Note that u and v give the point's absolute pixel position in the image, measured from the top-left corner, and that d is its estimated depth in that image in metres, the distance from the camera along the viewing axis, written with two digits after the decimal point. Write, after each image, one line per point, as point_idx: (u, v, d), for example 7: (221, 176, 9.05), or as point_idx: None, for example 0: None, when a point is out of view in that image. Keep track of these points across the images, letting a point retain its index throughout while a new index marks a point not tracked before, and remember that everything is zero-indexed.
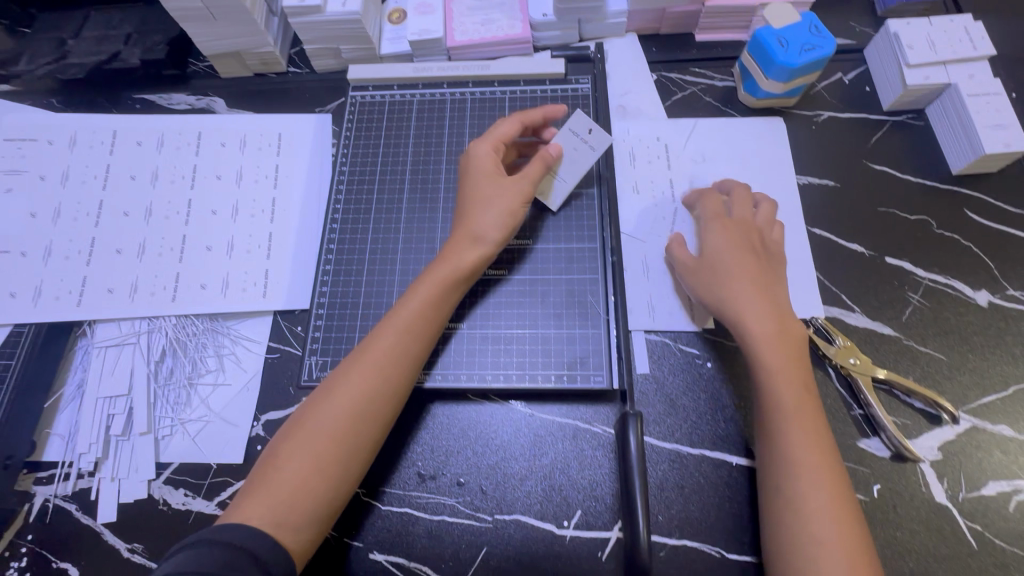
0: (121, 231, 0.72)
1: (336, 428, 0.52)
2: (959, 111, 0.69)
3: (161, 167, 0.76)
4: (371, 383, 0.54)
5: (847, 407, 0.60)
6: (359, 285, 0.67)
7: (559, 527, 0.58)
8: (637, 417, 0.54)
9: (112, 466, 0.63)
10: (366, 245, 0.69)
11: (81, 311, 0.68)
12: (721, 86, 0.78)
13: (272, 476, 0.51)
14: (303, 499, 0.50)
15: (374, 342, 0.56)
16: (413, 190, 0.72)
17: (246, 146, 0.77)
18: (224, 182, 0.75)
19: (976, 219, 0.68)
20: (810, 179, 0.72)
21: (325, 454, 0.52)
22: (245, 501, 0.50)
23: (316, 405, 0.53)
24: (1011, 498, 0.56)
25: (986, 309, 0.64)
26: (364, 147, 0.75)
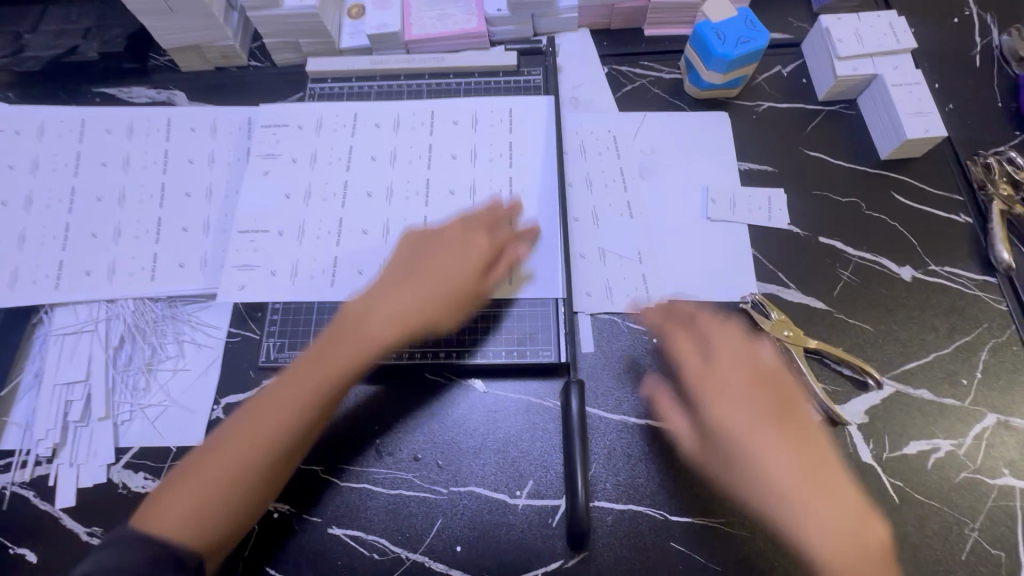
0: (97, 216, 0.72)
1: (254, 444, 0.54)
2: (885, 101, 0.74)
3: (133, 153, 0.76)
4: (298, 403, 0.56)
5: (782, 376, 0.64)
6: (317, 268, 0.69)
7: (511, 497, 0.61)
8: (581, 387, 0.59)
9: (70, 451, 0.63)
10: (327, 228, 0.71)
11: (62, 294, 0.68)
12: (668, 78, 0.82)
13: (186, 484, 0.52)
14: (222, 505, 0.52)
15: (305, 366, 0.58)
16: (373, 177, 0.74)
17: (216, 131, 0.78)
18: (196, 166, 0.76)
19: (902, 201, 0.73)
20: (751, 165, 0.76)
21: (242, 464, 0.53)
22: (166, 495, 0.52)
23: (243, 415, 0.55)
24: (929, 456, 0.60)
25: (909, 283, 0.69)
26: (327, 134, 0.76)
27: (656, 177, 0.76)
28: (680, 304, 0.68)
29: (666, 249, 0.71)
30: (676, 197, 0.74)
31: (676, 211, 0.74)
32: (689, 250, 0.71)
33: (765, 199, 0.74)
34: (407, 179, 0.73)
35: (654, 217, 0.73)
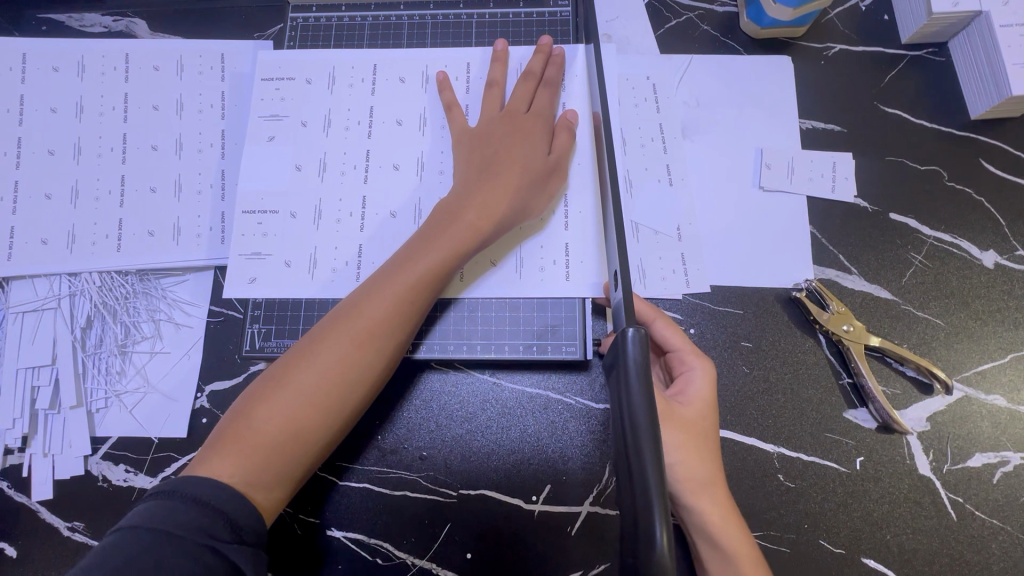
0: (50, 173, 0.62)
1: (316, 395, 0.45)
2: (987, 46, 0.61)
3: (87, 97, 0.64)
4: (360, 350, 0.47)
5: (836, 376, 0.57)
6: (339, 260, 0.59)
7: (526, 502, 0.56)
8: (644, 329, 0.36)
9: (43, 441, 0.57)
10: (348, 210, 0.60)
11: (14, 265, 0.59)
12: (722, 12, 0.68)
13: (247, 430, 0.43)
14: (279, 463, 0.43)
15: (367, 300, 0.48)
16: (400, 145, 0.61)
17: (182, 70, 0.66)
18: (161, 113, 0.64)
19: (992, 171, 0.62)
20: (815, 124, 0.64)
21: (302, 420, 0.44)
22: (210, 456, 0.43)
23: (302, 358, 0.46)
24: (996, 470, 0.54)
25: (991, 271, 0.59)
26: (341, 91, 0.63)
27: (701, 138, 0.64)
28: (722, 291, 0.60)
29: (710, 226, 0.61)
30: (724, 163, 0.63)
31: (723, 180, 0.63)
32: (737, 226, 0.61)
33: (830, 165, 0.62)
34: (434, 144, 0.61)
35: (698, 186, 0.63)
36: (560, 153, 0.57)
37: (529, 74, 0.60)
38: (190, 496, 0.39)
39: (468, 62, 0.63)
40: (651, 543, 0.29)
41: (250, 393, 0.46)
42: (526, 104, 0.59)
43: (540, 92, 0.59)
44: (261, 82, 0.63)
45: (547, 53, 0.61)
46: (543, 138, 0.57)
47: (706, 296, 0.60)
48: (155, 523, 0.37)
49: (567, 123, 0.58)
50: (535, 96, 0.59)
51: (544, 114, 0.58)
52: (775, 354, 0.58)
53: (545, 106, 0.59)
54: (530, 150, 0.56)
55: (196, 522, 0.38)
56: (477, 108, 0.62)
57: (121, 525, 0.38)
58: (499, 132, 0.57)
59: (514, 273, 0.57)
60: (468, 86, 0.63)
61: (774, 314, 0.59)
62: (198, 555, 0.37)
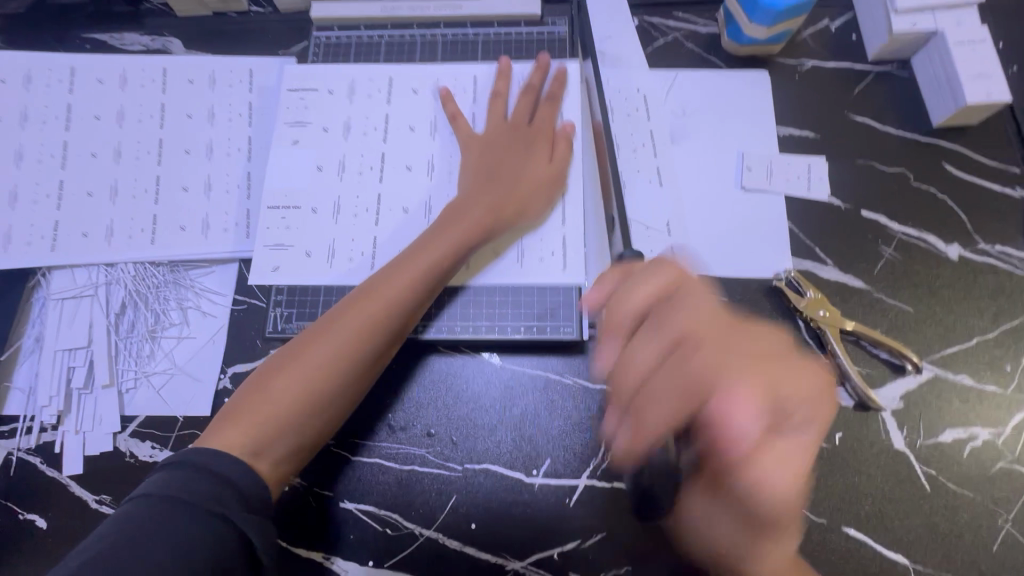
0: (91, 173, 0.68)
1: (325, 375, 0.50)
2: (945, 61, 0.67)
3: (126, 106, 0.71)
4: (366, 335, 0.52)
5: (815, 358, 0.61)
6: (355, 249, 0.64)
7: (527, 475, 0.59)
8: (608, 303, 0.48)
9: (76, 419, 0.62)
10: (363, 207, 0.65)
11: (56, 257, 0.64)
12: (705, 32, 0.75)
13: (260, 403, 0.49)
14: (291, 435, 0.49)
15: (379, 287, 0.54)
16: (412, 148, 0.67)
17: (215, 83, 0.72)
18: (195, 121, 0.71)
19: (954, 173, 0.68)
20: (792, 131, 0.70)
21: (312, 395, 0.50)
22: (224, 426, 0.47)
23: (313, 339, 0.51)
24: (966, 444, 0.58)
25: (956, 263, 0.64)
26: (359, 100, 0.69)
27: (688, 143, 0.70)
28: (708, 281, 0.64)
29: (697, 222, 0.67)
30: (709, 165, 0.69)
31: (708, 181, 0.69)
32: (720, 222, 0.67)
33: (805, 167, 0.68)
34: (443, 147, 0.67)
35: (685, 186, 0.68)
36: (560, 161, 0.64)
37: (530, 87, 0.67)
38: (200, 466, 0.43)
39: (474, 75, 0.70)
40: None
41: (259, 375, 0.51)
42: (528, 116, 0.66)
43: (541, 105, 0.66)
44: (287, 95, 0.69)
45: (547, 69, 0.68)
46: (545, 146, 0.64)
47: None
48: (167, 492, 0.41)
49: (566, 133, 0.65)
50: (535, 110, 0.66)
51: (545, 125, 0.65)
52: None
53: (546, 117, 0.66)
54: (527, 161, 0.63)
55: (206, 491, 0.42)
56: (482, 115, 0.68)
57: (144, 487, 0.42)
58: (502, 138, 0.64)
59: (515, 266, 0.63)
60: (473, 96, 0.69)
61: (757, 301, 0.63)
62: (202, 519, 0.40)
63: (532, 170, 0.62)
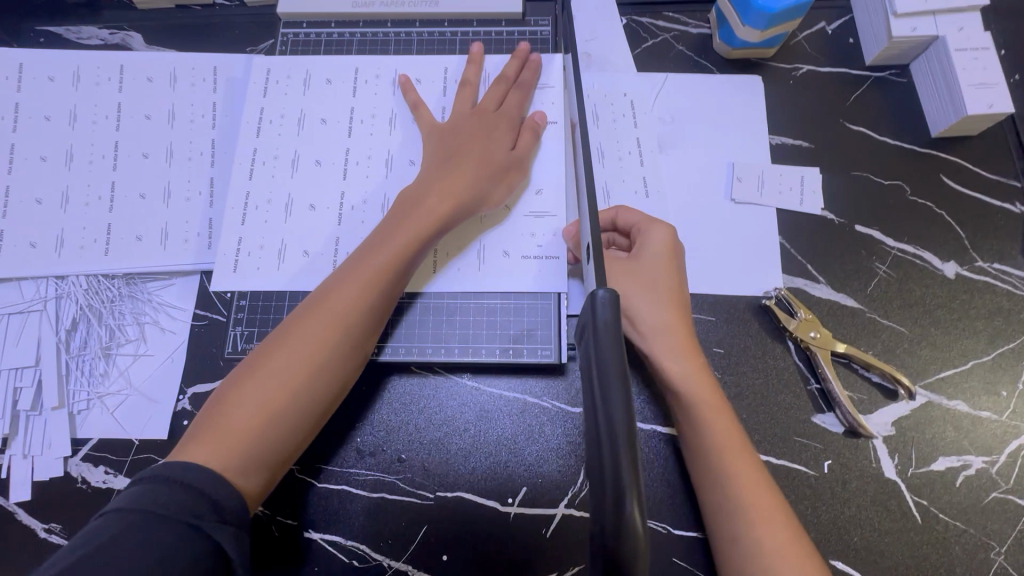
0: (41, 178, 0.64)
1: (294, 375, 0.46)
2: (944, 69, 0.64)
3: (80, 106, 0.66)
4: (334, 330, 0.48)
5: (804, 381, 0.58)
6: (312, 246, 0.61)
7: (502, 504, 0.56)
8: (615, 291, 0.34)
9: (23, 442, 0.58)
10: (326, 204, 0.62)
11: (3, 268, 0.60)
12: (695, 33, 0.72)
13: (224, 420, 0.44)
14: (257, 446, 0.44)
15: (336, 289, 0.50)
16: (377, 144, 0.64)
17: (176, 81, 0.68)
18: (154, 122, 0.66)
19: (952, 186, 0.65)
20: (784, 139, 0.67)
21: (273, 404, 0.45)
22: (191, 443, 0.43)
23: (276, 346, 0.47)
24: (959, 473, 0.55)
25: (952, 281, 0.61)
26: (320, 89, 0.66)
27: (676, 152, 0.67)
28: (694, 298, 0.61)
29: (685, 235, 0.64)
30: (697, 175, 0.66)
31: (697, 192, 0.65)
32: (708, 236, 0.64)
33: (798, 178, 0.65)
34: (409, 147, 0.64)
35: (672, 197, 0.65)
36: (523, 150, 0.60)
37: (503, 77, 0.63)
38: (173, 479, 0.40)
39: (445, 67, 0.67)
40: (619, 515, 0.26)
41: (233, 379, 0.47)
42: (496, 103, 0.61)
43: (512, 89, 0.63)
44: (252, 86, 0.66)
45: (524, 58, 0.64)
46: (507, 134, 0.60)
47: None
48: (136, 503, 0.38)
49: (532, 125, 0.61)
50: (507, 97, 0.62)
51: (511, 113, 0.61)
52: (745, 358, 0.59)
53: (517, 104, 0.62)
54: (492, 141, 0.59)
55: (181, 502, 0.39)
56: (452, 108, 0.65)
57: (144, 475, 0.40)
58: (469, 125, 0.60)
59: (478, 272, 0.60)
60: (444, 87, 0.66)
61: (745, 321, 0.61)
62: (181, 533, 0.37)
63: (497, 151, 0.58)
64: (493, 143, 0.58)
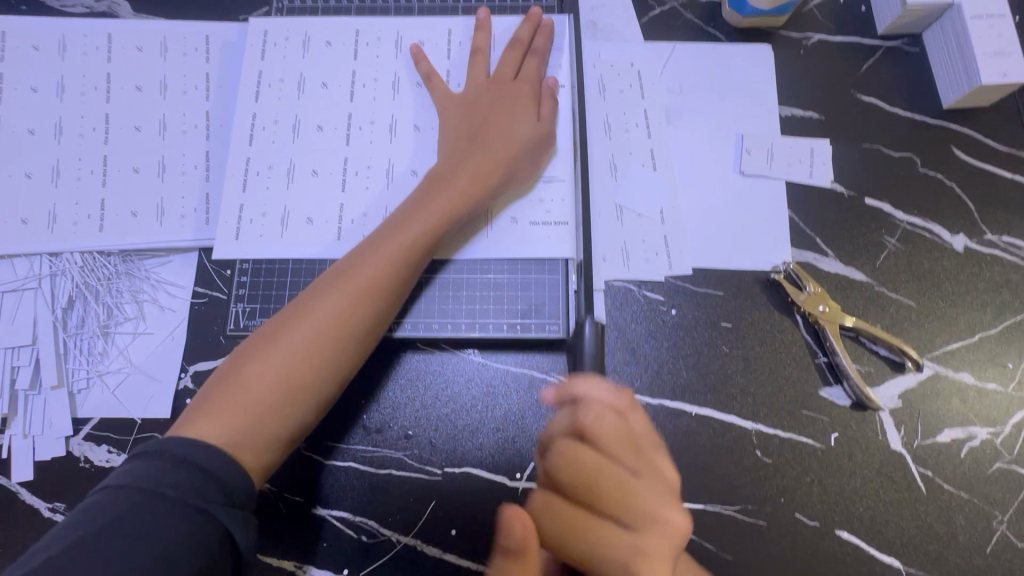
0: (29, 152, 0.61)
1: (315, 348, 0.46)
2: (959, 36, 0.63)
3: (68, 77, 0.64)
4: (357, 305, 0.48)
5: (812, 355, 0.58)
6: (316, 214, 0.59)
7: (510, 479, 0.56)
8: None
9: (23, 422, 0.57)
10: (328, 171, 0.60)
11: None
12: (704, 1, 0.69)
13: (237, 391, 0.44)
14: (272, 420, 0.44)
15: (360, 263, 0.50)
16: (379, 110, 0.62)
17: (166, 51, 0.65)
18: (145, 94, 0.64)
19: (962, 158, 0.64)
20: (794, 111, 0.66)
21: (288, 381, 0.45)
22: (202, 413, 0.43)
23: (296, 317, 0.47)
24: (964, 444, 0.56)
25: (961, 254, 0.61)
26: (320, 53, 0.63)
27: (685, 124, 0.65)
28: (704, 273, 0.61)
29: (694, 208, 0.63)
30: (706, 148, 0.65)
31: (705, 165, 0.64)
32: (717, 210, 0.63)
33: (807, 151, 0.64)
34: (419, 108, 0.62)
35: (680, 170, 0.64)
36: (548, 120, 0.58)
37: (517, 40, 0.62)
38: (178, 455, 0.39)
39: (449, 28, 0.64)
40: None
41: (248, 349, 0.46)
42: (513, 72, 0.60)
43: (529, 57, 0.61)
44: (249, 50, 0.63)
45: (537, 22, 0.63)
46: (530, 104, 0.59)
47: (690, 278, 0.61)
48: (142, 482, 0.37)
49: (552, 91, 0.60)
50: (523, 64, 0.61)
51: (531, 79, 0.60)
52: (753, 332, 0.59)
53: (535, 72, 0.60)
54: (515, 115, 0.58)
55: (188, 483, 0.38)
56: (457, 73, 0.63)
57: (148, 448, 0.40)
58: (485, 96, 0.59)
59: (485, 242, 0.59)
60: (449, 52, 0.64)
61: (753, 295, 0.60)
62: (187, 516, 0.37)
63: (519, 126, 0.57)
64: (514, 120, 0.57)
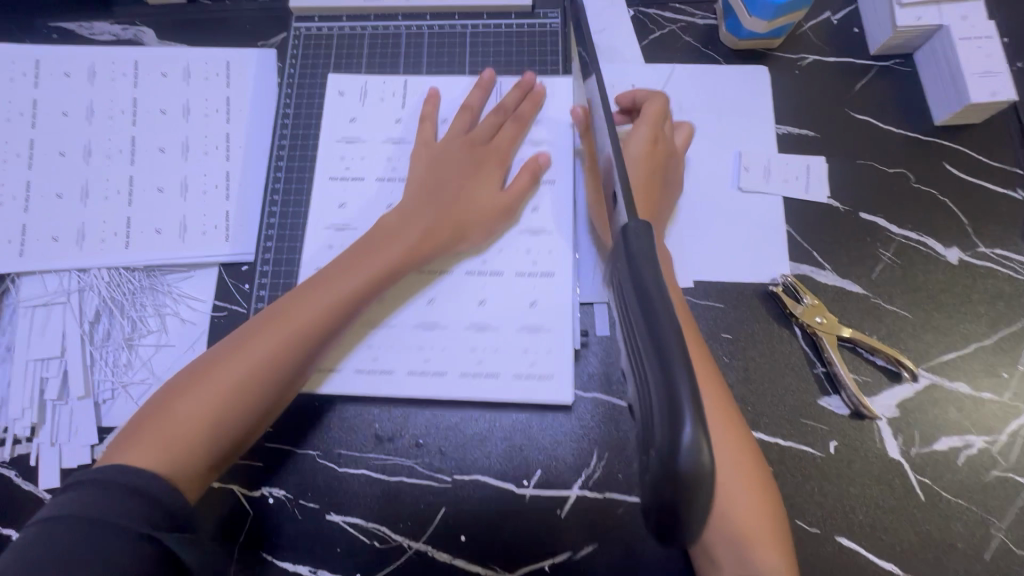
0: (60, 173, 0.65)
1: (232, 380, 0.48)
2: (948, 57, 0.65)
3: (97, 101, 0.67)
4: (278, 343, 0.49)
5: (810, 365, 0.60)
6: (331, 231, 0.62)
7: (518, 486, 0.58)
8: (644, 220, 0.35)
9: (50, 431, 0.59)
10: (343, 189, 0.63)
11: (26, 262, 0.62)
12: (702, 24, 0.72)
13: (166, 418, 0.46)
14: (202, 448, 0.46)
15: (297, 299, 0.52)
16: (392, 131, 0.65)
17: (190, 76, 0.69)
18: (169, 117, 0.67)
19: (954, 173, 0.66)
20: (790, 129, 0.68)
21: (219, 411, 0.47)
22: (134, 438, 0.45)
23: (222, 353, 0.49)
24: (961, 452, 0.57)
25: (954, 267, 0.63)
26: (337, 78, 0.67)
27: None
28: (704, 285, 0.63)
29: (695, 222, 0.65)
30: (706, 164, 0.67)
31: (705, 181, 0.66)
32: (718, 225, 0.65)
33: (803, 167, 0.66)
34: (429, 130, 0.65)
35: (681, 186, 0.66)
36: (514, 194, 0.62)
37: (503, 107, 0.64)
38: (123, 484, 0.42)
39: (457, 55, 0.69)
40: (679, 443, 0.26)
41: (197, 376, 0.48)
42: (487, 134, 0.63)
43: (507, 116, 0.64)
44: None
45: (526, 90, 0.65)
46: (494, 170, 0.62)
47: (692, 290, 0.63)
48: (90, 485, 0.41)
49: (534, 166, 0.62)
50: (501, 130, 0.64)
51: (502, 149, 0.63)
52: (752, 343, 0.61)
53: (510, 139, 0.63)
54: (475, 177, 0.61)
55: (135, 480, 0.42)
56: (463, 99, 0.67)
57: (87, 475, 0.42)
58: (455, 152, 0.62)
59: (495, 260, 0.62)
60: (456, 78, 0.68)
61: (752, 307, 0.62)
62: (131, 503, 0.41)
63: (478, 191, 0.60)
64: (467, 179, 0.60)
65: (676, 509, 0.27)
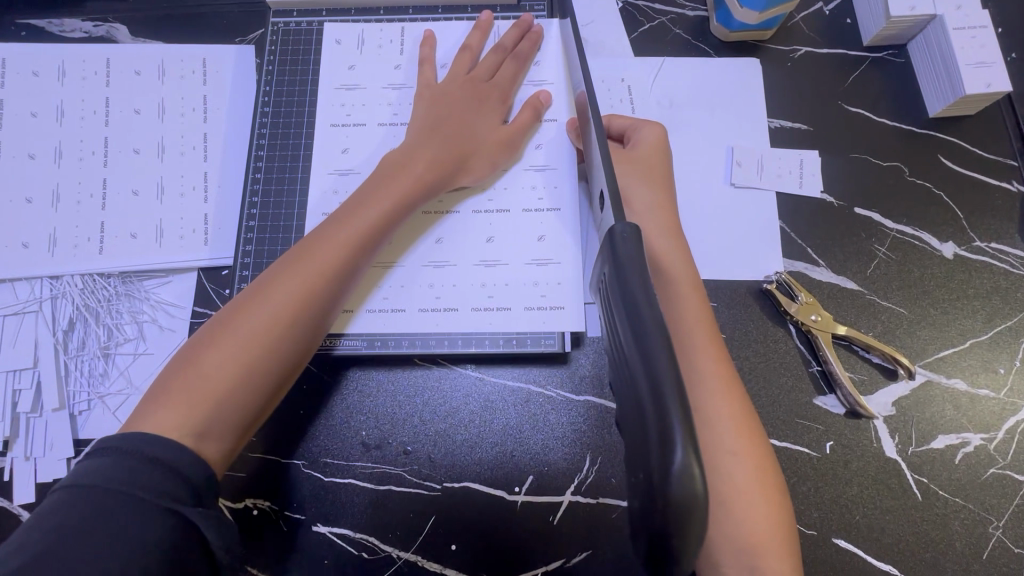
0: (30, 177, 0.62)
1: (257, 328, 0.45)
2: (942, 48, 0.64)
3: (67, 101, 0.65)
4: (302, 282, 0.47)
5: (805, 364, 0.59)
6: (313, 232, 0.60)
7: (509, 493, 0.57)
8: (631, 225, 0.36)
9: (25, 445, 0.57)
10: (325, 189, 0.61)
11: None
12: (692, 16, 0.71)
13: (193, 374, 0.43)
14: (234, 399, 0.43)
15: (317, 240, 0.50)
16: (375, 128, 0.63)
17: (165, 73, 0.66)
18: (144, 116, 0.65)
19: (949, 166, 0.65)
20: (783, 122, 0.67)
21: (247, 360, 0.44)
22: (157, 404, 0.42)
23: (243, 302, 0.46)
24: (958, 450, 0.56)
25: (949, 261, 0.62)
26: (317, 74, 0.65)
27: (676, 137, 0.66)
28: None
29: (687, 219, 0.63)
30: (697, 160, 0.66)
31: (697, 176, 0.65)
32: (710, 222, 0.63)
33: (796, 161, 0.65)
34: None
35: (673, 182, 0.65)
36: (520, 127, 0.61)
37: (502, 45, 0.64)
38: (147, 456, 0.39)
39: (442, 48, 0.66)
40: (671, 466, 0.27)
41: (214, 332, 0.45)
42: (489, 72, 0.63)
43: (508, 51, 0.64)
44: None
45: (525, 28, 0.65)
46: (499, 108, 0.62)
47: None
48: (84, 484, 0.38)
49: (536, 103, 0.62)
50: (500, 67, 0.64)
51: (503, 85, 0.63)
52: (746, 342, 0.60)
53: (510, 76, 0.63)
54: (481, 117, 0.60)
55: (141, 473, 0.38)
56: None
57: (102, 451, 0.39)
58: (457, 92, 0.61)
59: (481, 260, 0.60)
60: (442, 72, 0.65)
61: (746, 305, 0.61)
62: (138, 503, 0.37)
63: (484, 128, 0.60)
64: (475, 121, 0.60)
65: (670, 530, 0.28)
